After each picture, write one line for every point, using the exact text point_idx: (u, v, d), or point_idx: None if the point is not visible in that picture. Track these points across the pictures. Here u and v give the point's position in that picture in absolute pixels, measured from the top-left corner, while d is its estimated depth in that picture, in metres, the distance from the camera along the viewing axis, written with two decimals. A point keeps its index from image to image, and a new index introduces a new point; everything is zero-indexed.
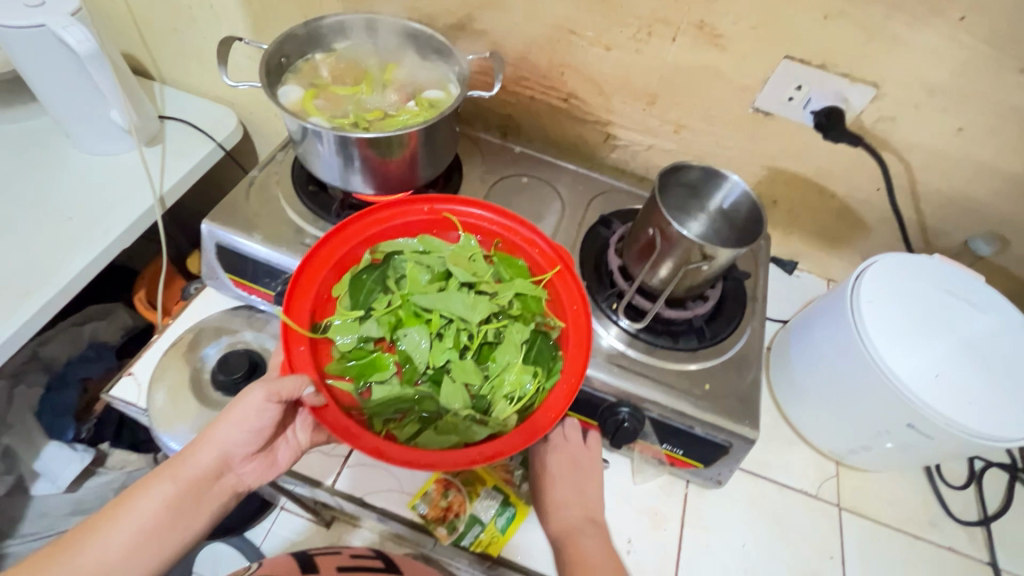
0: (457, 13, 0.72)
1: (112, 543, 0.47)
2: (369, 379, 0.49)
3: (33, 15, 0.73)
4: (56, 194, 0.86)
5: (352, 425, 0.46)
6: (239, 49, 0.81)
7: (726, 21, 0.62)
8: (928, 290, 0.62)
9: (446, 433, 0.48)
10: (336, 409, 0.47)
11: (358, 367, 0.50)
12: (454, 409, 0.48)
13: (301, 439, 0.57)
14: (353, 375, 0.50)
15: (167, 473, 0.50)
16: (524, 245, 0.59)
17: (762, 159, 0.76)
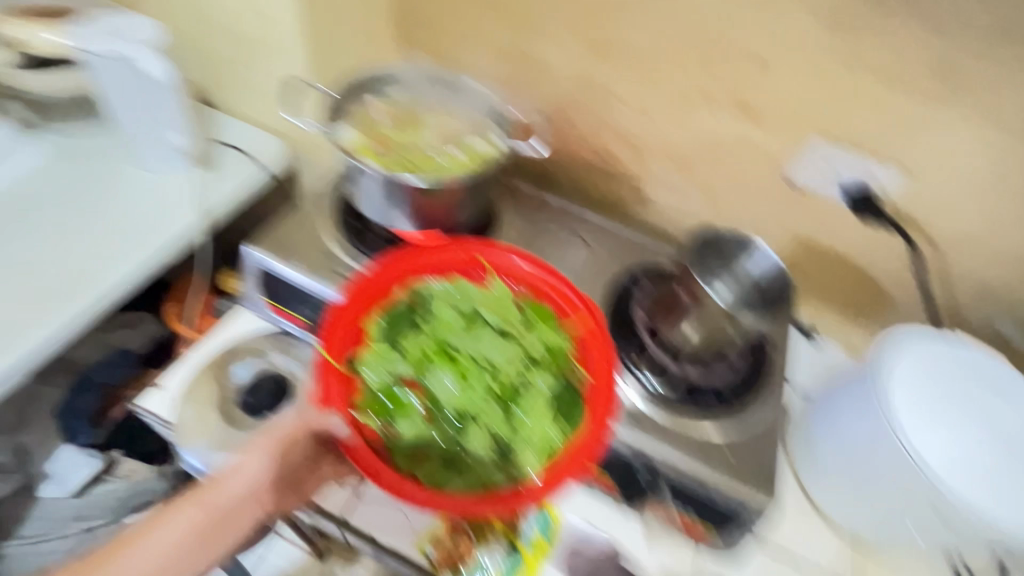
0: (505, 70, 0.78)
1: (145, 562, 0.50)
2: (395, 419, 0.50)
3: (109, 41, 0.82)
4: (112, 205, 0.90)
5: (378, 464, 0.48)
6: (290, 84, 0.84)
7: (761, 96, 0.66)
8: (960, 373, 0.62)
9: (470, 478, 0.49)
10: (366, 449, 0.48)
11: (387, 406, 0.50)
12: (480, 455, 0.49)
13: (327, 473, 0.58)
14: (381, 414, 0.50)
15: (198, 498, 0.53)
16: (556, 295, 0.60)
17: (790, 228, 0.76)
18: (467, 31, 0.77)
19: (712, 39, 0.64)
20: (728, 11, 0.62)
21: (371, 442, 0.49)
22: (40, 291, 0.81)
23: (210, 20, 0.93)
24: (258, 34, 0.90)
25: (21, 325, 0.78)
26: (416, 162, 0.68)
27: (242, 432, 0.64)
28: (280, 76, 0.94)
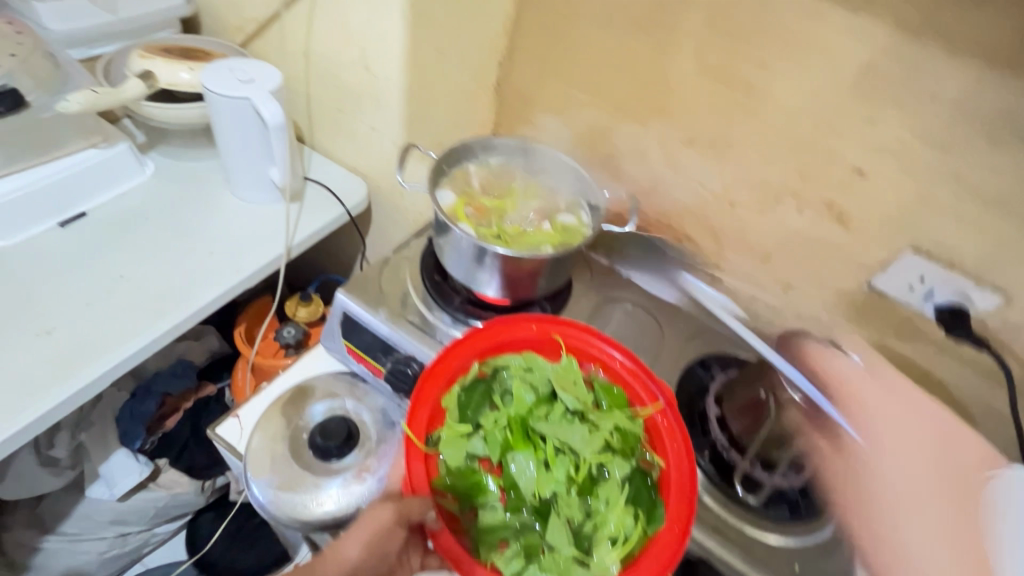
0: (596, 148, 0.80)
1: None
2: (474, 502, 0.53)
3: (243, 89, 0.87)
4: (207, 230, 0.96)
5: (463, 553, 0.51)
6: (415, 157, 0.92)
7: (855, 205, 0.65)
8: (878, 414, 0.69)
9: (549, 570, 0.50)
10: (450, 534, 0.52)
11: (464, 488, 0.53)
12: (559, 546, 0.50)
13: (417, 558, 0.59)
14: (456, 495, 0.53)
15: None
16: (628, 377, 0.62)
17: (871, 335, 0.73)
18: (564, 109, 0.80)
19: (812, 148, 0.64)
20: (830, 125, 0.62)
21: (453, 523, 0.53)
22: (134, 303, 0.85)
23: (320, 69, 1.00)
24: (362, 88, 0.96)
25: (111, 337, 0.80)
26: (508, 232, 0.71)
27: (309, 475, 0.64)
28: (375, 125, 1.00)
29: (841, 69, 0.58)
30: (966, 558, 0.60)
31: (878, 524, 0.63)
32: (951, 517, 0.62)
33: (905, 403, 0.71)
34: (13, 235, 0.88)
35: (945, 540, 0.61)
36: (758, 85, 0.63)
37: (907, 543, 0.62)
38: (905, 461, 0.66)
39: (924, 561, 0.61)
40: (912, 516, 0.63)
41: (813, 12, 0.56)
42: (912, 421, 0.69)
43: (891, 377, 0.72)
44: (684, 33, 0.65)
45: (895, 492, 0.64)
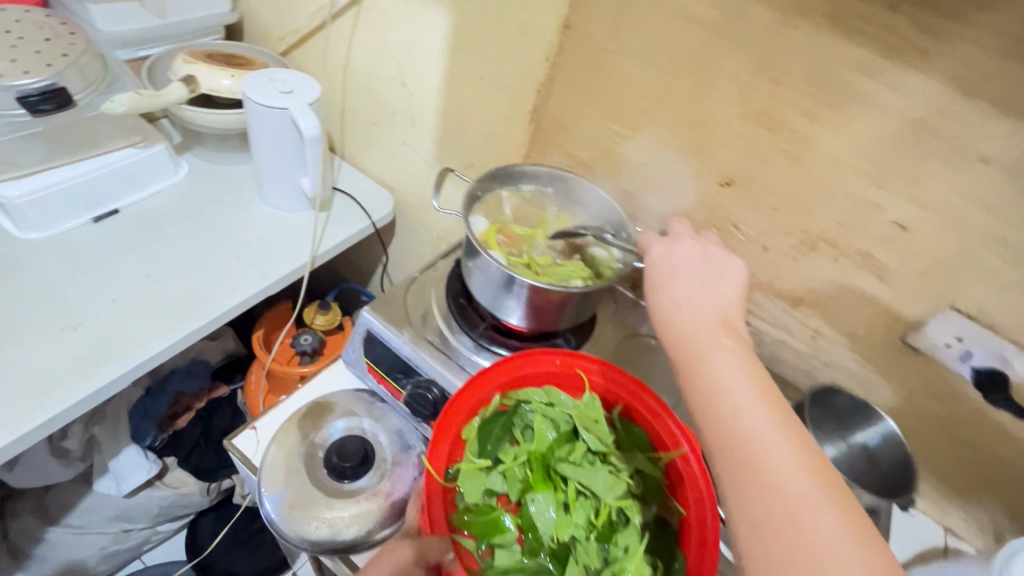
0: (630, 180, 0.79)
1: None
2: (491, 541, 0.53)
3: (281, 99, 0.88)
4: (236, 235, 0.97)
5: None
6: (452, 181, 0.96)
7: (894, 259, 0.63)
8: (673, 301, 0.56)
9: None
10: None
11: (483, 526, 0.53)
12: None
13: None
14: (474, 533, 0.53)
15: None
16: (650, 417, 0.60)
17: (897, 386, 0.70)
18: (599, 140, 0.79)
19: (854, 199, 0.63)
20: (873, 178, 0.60)
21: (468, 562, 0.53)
22: (161, 302, 0.85)
23: (356, 82, 1.00)
24: (398, 104, 0.96)
25: (135, 338, 0.81)
26: (539, 262, 0.71)
27: (323, 494, 0.64)
28: (407, 141, 1.00)
29: (890, 124, 0.57)
30: (810, 460, 0.41)
31: (722, 423, 0.44)
32: (783, 414, 0.44)
33: (733, 296, 0.56)
34: (48, 228, 0.89)
35: (798, 438, 0.42)
36: (803, 133, 0.62)
37: (759, 443, 0.42)
38: (738, 352, 0.50)
39: (775, 464, 0.41)
40: (755, 410, 0.44)
41: (866, 67, 0.55)
42: (721, 310, 0.55)
43: (713, 265, 0.59)
44: (729, 77, 0.64)
45: (728, 384, 0.46)
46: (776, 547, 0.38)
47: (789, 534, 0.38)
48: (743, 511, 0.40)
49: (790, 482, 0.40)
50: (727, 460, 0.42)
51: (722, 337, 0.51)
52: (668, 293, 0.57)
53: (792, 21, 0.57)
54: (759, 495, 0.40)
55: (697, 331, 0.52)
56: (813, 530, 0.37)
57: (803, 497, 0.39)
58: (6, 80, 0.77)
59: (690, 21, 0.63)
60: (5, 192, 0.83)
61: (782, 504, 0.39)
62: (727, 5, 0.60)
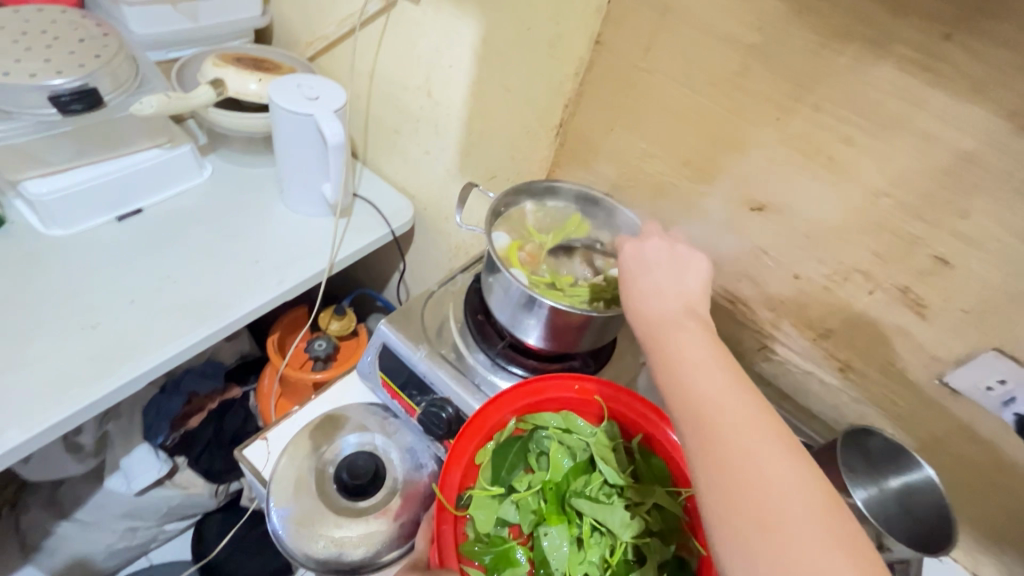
0: (656, 200, 0.78)
1: None
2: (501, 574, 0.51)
3: (307, 106, 0.88)
4: (255, 238, 0.96)
5: None
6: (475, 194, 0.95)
7: (935, 295, 0.60)
8: (641, 288, 0.54)
9: None
10: None
11: (494, 558, 0.51)
12: None
13: None
14: (484, 565, 0.51)
15: None
16: (672, 451, 0.58)
17: (933, 428, 0.66)
18: (625, 157, 0.78)
19: (893, 231, 0.60)
20: (916, 211, 0.57)
21: None
22: (179, 304, 0.85)
23: (382, 90, 1.00)
24: (422, 113, 0.96)
25: (150, 340, 0.80)
26: (561, 281, 0.72)
27: (330, 512, 0.64)
28: (430, 150, 1.00)
29: (938, 156, 0.54)
30: (770, 425, 0.41)
31: (687, 394, 0.44)
32: (744, 383, 0.44)
33: (700, 283, 0.54)
34: (73, 225, 0.90)
35: (759, 404, 0.43)
36: (842, 161, 0.60)
37: (721, 411, 0.42)
38: (704, 334, 0.48)
39: (736, 429, 0.41)
40: (717, 380, 0.44)
41: (913, 95, 0.53)
42: (688, 295, 0.52)
43: (679, 255, 0.56)
44: (765, 100, 0.62)
45: (691, 358, 0.46)
46: (741, 508, 0.38)
47: (750, 494, 0.38)
48: (708, 476, 0.40)
49: (750, 445, 0.40)
50: (693, 428, 0.42)
51: (685, 315, 0.50)
52: (639, 285, 0.54)
53: (835, 46, 0.55)
54: (722, 459, 0.40)
55: (662, 314, 0.51)
56: (774, 488, 0.38)
57: (763, 457, 0.39)
58: (39, 80, 0.78)
59: (726, 41, 0.61)
60: (34, 189, 0.84)
61: (743, 465, 0.39)
62: (767, 27, 0.58)
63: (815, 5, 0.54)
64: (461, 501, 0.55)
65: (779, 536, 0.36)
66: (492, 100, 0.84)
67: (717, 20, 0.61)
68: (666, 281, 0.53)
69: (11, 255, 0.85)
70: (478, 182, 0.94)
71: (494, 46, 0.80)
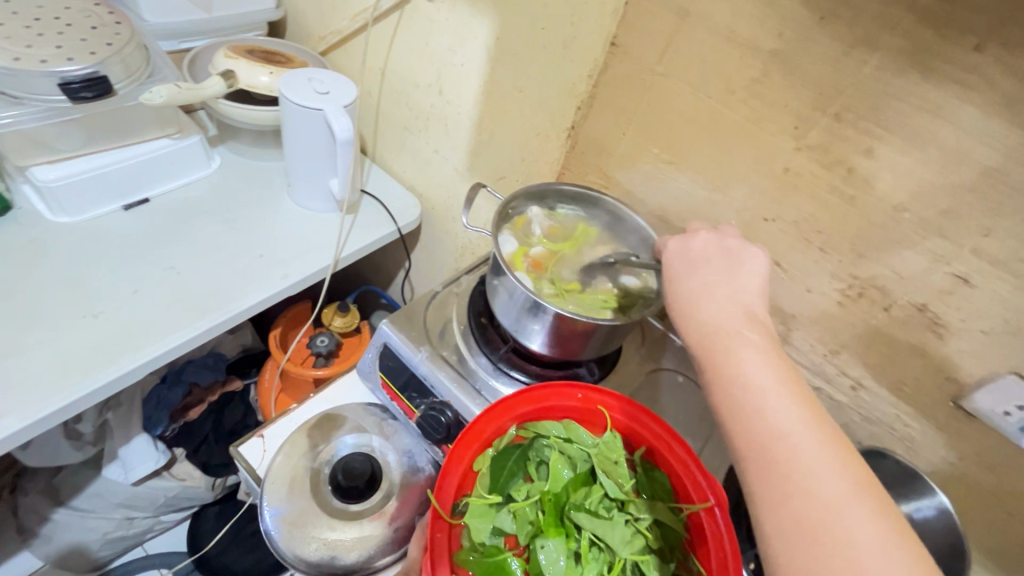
0: (667, 206, 0.76)
1: None
2: None
3: (317, 100, 0.87)
4: (262, 231, 0.96)
5: None
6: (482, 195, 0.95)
7: (953, 314, 0.58)
8: (697, 294, 0.51)
9: None
10: None
11: (487, 569, 0.50)
12: None
13: None
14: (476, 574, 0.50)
15: None
16: (676, 464, 0.56)
17: (946, 452, 0.64)
18: (638, 162, 0.76)
19: (913, 246, 0.58)
20: (937, 227, 0.55)
21: None
22: (183, 296, 0.85)
23: (394, 86, 0.99)
24: (433, 110, 0.95)
25: (152, 331, 0.80)
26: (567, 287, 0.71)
27: (323, 514, 0.63)
28: (440, 148, 0.98)
29: (962, 172, 0.52)
30: (839, 455, 0.39)
31: (752, 424, 0.41)
32: (815, 413, 0.41)
33: (756, 288, 0.52)
34: (79, 213, 0.89)
35: (831, 440, 0.40)
36: (861, 174, 0.58)
37: (791, 448, 0.39)
38: (766, 346, 0.46)
39: (807, 469, 0.38)
40: (785, 410, 0.41)
41: (940, 108, 0.51)
42: (742, 299, 0.50)
43: (732, 257, 0.54)
44: (784, 108, 0.60)
45: (756, 380, 0.43)
46: (810, 558, 0.36)
47: (822, 544, 0.36)
48: (772, 519, 0.38)
49: (820, 484, 0.38)
50: (757, 464, 0.40)
51: (746, 328, 0.47)
52: (687, 290, 0.52)
53: (860, 55, 0.53)
54: (791, 501, 0.37)
55: (719, 322, 0.48)
56: (850, 540, 0.35)
57: (839, 505, 0.37)
58: (50, 66, 0.78)
59: (745, 47, 0.60)
60: (41, 175, 0.83)
61: (816, 514, 0.37)
62: (790, 33, 0.56)
63: (840, 12, 0.53)
64: (456, 508, 0.55)
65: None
66: (503, 100, 0.83)
67: (737, 25, 0.59)
68: (724, 288, 0.51)
69: (16, 241, 0.84)
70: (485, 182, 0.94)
71: (508, 46, 0.78)
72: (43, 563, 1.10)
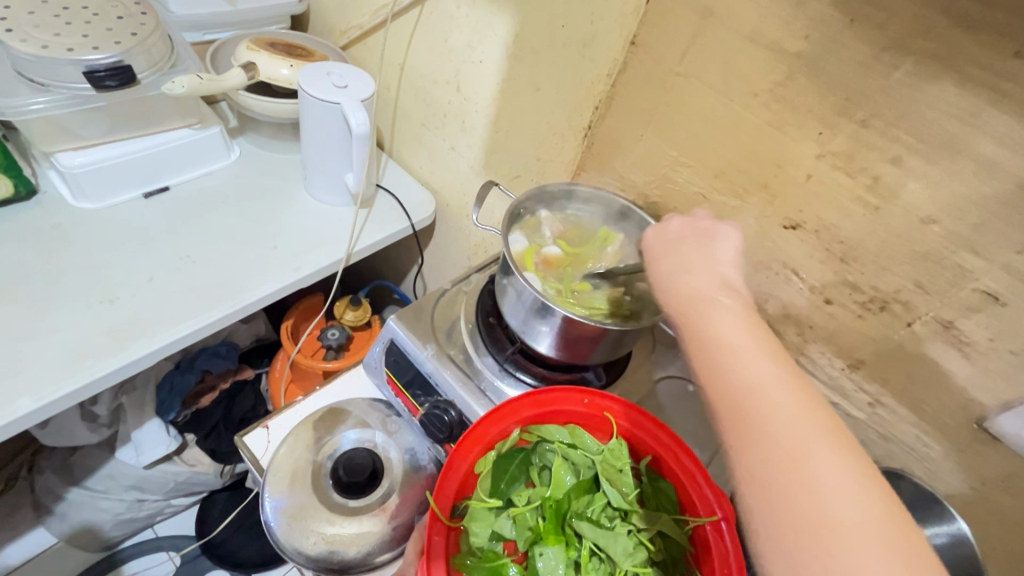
0: (683, 211, 0.74)
1: None
2: None
3: (334, 93, 0.87)
4: (276, 223, 0.96)
5: None
6: (495, 194, 0.95)
7: (981, 333, 0.55)
8: (676, 267, 0.53)
9: None
10: None
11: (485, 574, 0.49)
12: None
13: None
14: None
15: None
16: (682, 476, 0.55)
17: (967, 476, 0.61)
18: (656, 165, 0.74)
19: (939, 261, 0.55)
20: (966, 242, 0.53)
21: None
22: (198, 284, 0.86)
23: (412, 82, 0.99)
24: (450, 107, 0.94)
25: (165, 319, 0.81)
26: (576, 290, 0.70)
27: (323, 508, 0.64)
28: (456, 146, 0.98)
29: (996, 185, 0.49)
30: (812, 412, 0.39)
31: (725, 382, 0.42)
32: (787, 370, 0.42)
33: (731, 257, 0.54)
34: (102, 199, 0.91)
35: (804, 394, 0.40)
36: (888, 183, 0.56)
37: (762, 402, 0.40)
38: (740, 310, 0.47)
39: (773, 420, 0.39)
40: (759, 367, 0.42)
41: (974, 118, 0.48)
42: (718, 270, 0.52)
43: (707, 235, 0.56)
44: (809, 114, 0.58)
45: (729, 340, 0.44)
46: (780, 504, 0.36)
47: (790, 489, 0.36)
48: (745, 472, 0.38)
49: (789, 438, 0.38)
50: (727, 412, 0.41)
51: (720, 292, 0.49)
52: (666, 264, 0.54)
53: (891, 59, 0.51)
54: (755, 445, 0.38)
55: (696, 291, 0.49)
56: (821, 488, 0.35)
57: (806, 450, 0.37)
58: (76, 54, 0.79)
59: (770, 48, 0.58)
60: (67, 161, 0.85)
61: (787, 466, 0.37)
62: (817, 35, 0.54)
63: (870, 14, 0.50)
64: (455, 511, 0.54)
65: (821, 534, 0.34)
66: (521, 99, 0.82)
67: (762, 26, 0.57)
68: (705, 262, 0.53)
69: (40, 225, 0.86)
70: (500, 182, 0.94)
71: (527, 44, 0.77)
72: (58, 540, 1.13)
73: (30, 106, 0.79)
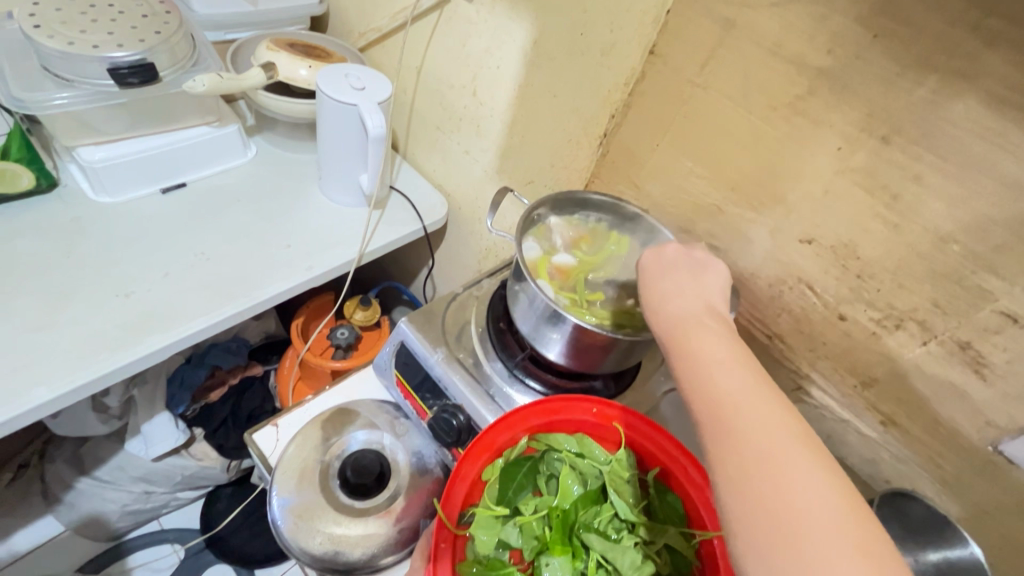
0: (698, 222, 0.74)
1: None
2: None
3: (352, 95, 0.87)
4: (289, 221, 0.97)
5: None
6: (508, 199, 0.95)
7: (999, 355, 0.54)
8: (666, 289, 0.56)
9: None
10: None
11: None
12: None
13: None
14: None
15: None
16: (690, 488, 0.54)
17: (980, 498, 0.60)
18: (671, 175, 0.74)
19: (957, 280, 0.54)
20: (987, 263, 0.52)
21: None
22: (211, 281, 0.86)
23: (428, 86, 0.99)
24: (466, 111, 0.94)
25: (177, 314, 0.81)
26: (590, 299, 0.70)
27: (330, 507, 0.64)
28: (471, 150, 0.98)
29: (1019, 206, 0.49)
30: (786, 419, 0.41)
31: (706, 387, 0.45)
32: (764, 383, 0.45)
33: (720, 288, 0.57)
34: (120, 193, 0.92)
35: (779, 402, 0.43)
36: (908, 202, 0.55)
37: (739, 407, 0.42)
38: (724, 331, 0.50)
39: (749, 425, 0.41)
40: (739, 381, 0.44)
41: (1000, 136, 0.48)
42: (706, 297, 0.55)
43: (699, 264, 0.59)
44: (829, 128, 0.58)
45: (712, 356, 0.47)
46: (756, 501, 0.38)
47: (767, 487, 0.38)
48: (723, 473, 0.40)
49: (764, 440, 0.40)
50: (707, 416, 0.43)
51: (706, 315, 0.52)
52: (658, 285, 0.57)
53: (915, 76, 0.50)
54: (733, 448, 0.40)
55: (683, 313, 0.52)
56: (792, 481, 0.37)
57: (778, 449, 0.39)
58: (101, 51, 0.80)
59: (792, 62, 0.57)
60: (87, 155, 0.86)
61: (766, 468, 0.39)
62: (841, 50, 0.54)
63: (897, 29, 0.50)
64: (462, 519, 0.54)
65: (794, 528, 0.36)
66: (538, 104, 0.82)
67: (785, 38, 0.57)
68: (692, 286, 0.56)
69: (59, 218, 0.87)
70: (513, 189, 0.94)
71: (546, 51, 0.78)
72: (65, 529, 1.14)
73: (51, 102, 0.80)
